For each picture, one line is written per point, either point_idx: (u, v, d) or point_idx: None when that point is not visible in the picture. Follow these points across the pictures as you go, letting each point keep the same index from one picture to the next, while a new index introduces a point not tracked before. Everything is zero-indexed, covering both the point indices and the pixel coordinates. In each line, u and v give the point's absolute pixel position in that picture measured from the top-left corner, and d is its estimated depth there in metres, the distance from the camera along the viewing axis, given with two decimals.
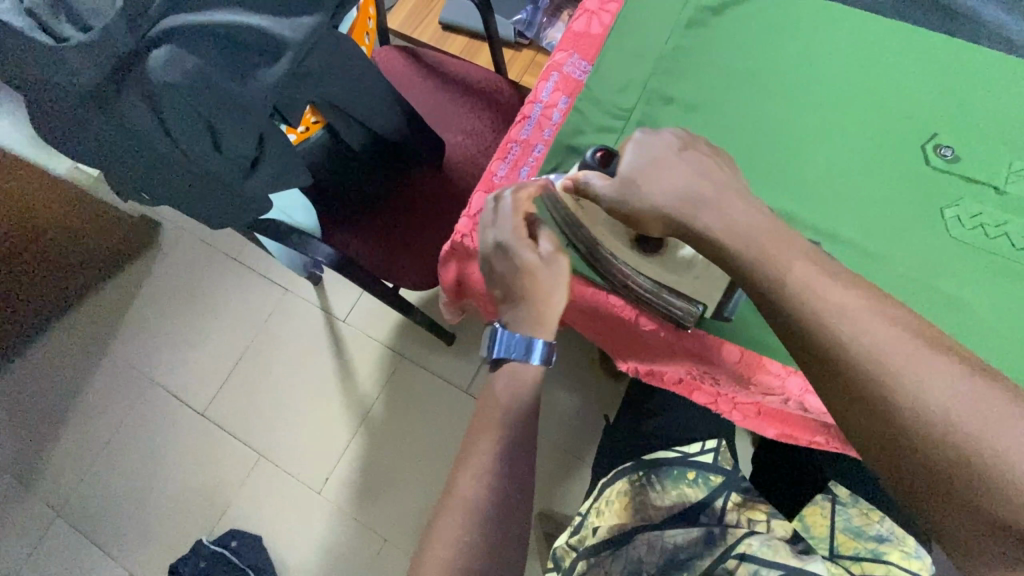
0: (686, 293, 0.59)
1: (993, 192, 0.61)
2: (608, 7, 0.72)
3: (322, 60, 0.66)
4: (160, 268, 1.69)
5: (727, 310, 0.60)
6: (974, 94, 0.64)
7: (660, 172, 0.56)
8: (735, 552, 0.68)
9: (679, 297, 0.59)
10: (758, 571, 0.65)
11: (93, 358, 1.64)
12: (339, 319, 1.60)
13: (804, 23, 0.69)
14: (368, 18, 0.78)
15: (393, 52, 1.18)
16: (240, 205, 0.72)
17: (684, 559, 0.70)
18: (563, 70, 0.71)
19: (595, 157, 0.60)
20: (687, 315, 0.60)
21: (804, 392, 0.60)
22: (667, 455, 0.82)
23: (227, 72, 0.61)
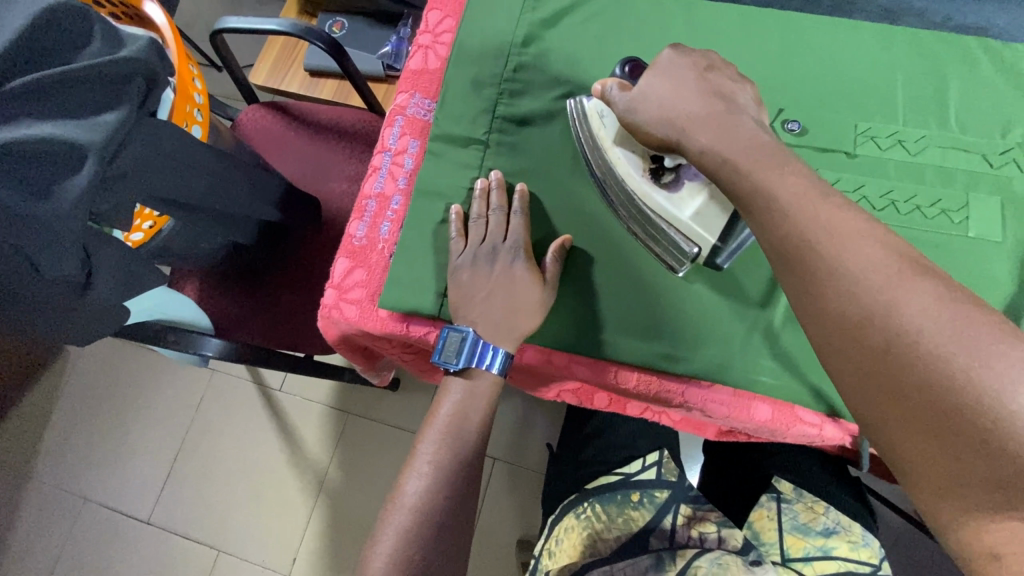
0: (684, 231, 0.54)
1: (846, 157, 0.61)
2: (439, 39, 0.70)
3: (136, 155, 0.61)
4: (67, 378, 1.56)
5: (722, 259, 0.55)
6: (810, 62, 0.65)
7: (673, 87, 0.51)
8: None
9: (677, 233, 0.54)
10: None
11: (15, 491, 1.49)
12: (274, 388, 1.52)
13: (636, 23, 0.68)
14: (194, 91, 0.73)
15: (258, 108, 1.12)
16: (88, 320, 0.66)
17: None
18: (406, 112, 0.68)
19: (625, 70, 0.56)
20: (683, 254, 0.55)
21: (705, 398, 0.57)
22: (609, 480, 0.80)
23: (24, 192, 0.54)
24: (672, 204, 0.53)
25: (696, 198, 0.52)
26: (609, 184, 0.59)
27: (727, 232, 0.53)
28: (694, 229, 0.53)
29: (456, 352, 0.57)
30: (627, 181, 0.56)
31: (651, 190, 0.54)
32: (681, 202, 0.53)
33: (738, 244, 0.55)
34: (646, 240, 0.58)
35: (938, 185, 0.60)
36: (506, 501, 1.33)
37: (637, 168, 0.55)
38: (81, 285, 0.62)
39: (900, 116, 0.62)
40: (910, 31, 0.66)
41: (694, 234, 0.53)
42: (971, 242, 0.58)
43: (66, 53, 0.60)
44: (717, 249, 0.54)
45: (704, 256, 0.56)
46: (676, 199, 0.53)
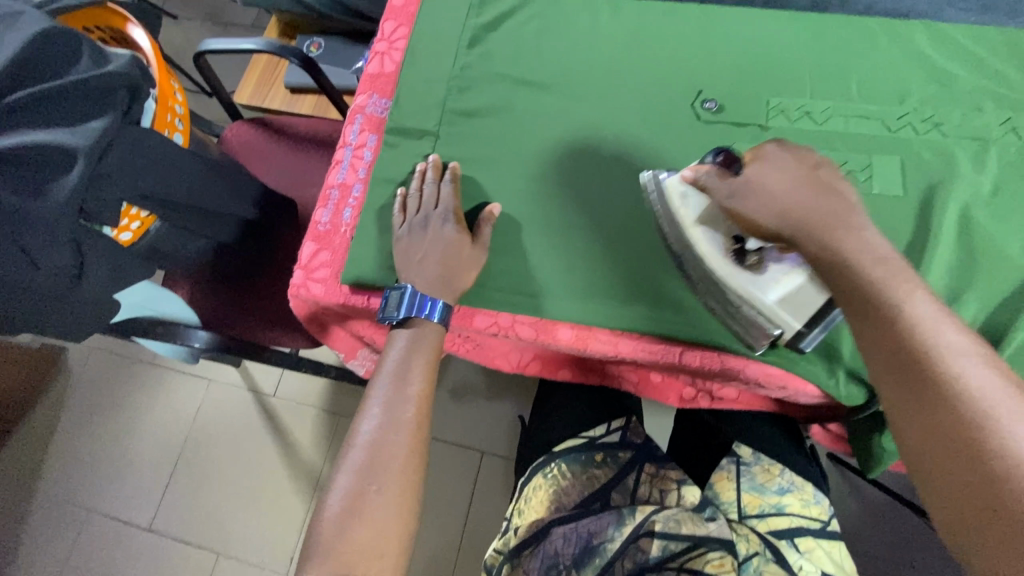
0: (771, 317, 0.57)
1: (760, 130, 0.68)
2: (394, 46, 0.77)
3: (122, 158, 0.67)
4: (70, 394, 1.62)
5: (807, 341, 0.59)
6: (725, 48, 0.72)
7: (775, 183, 0.53)
8: (644, 529, 0.66)
9: (764, 317, 0.57)
10: (666, 544, 0.64)
11: (20, 506, 1.54)
12: (269, 394, 1.58)
13: (570, 22, 0.76)
14: (176, 102, 0.80)
15: (242, 123, 1.20)
16: (83, 313, 0.72)
17: (597, 543, 0.66)
18: (365, 111, 0.75)
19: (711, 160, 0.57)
20: (764, 335, 0.59)
21: (636, 347, 0.64)
22: (576, 442, 0.85)
23: (21, 191, 0.61)
24: (760, 291, 0.56)
25: (783, 283, 0.56)
26: (689, 262, 0.61)
27: (815, 318, 0.56)
28: (780, 314, 0.56)
29: (397, 305, 0.63)
30: (708, 261, 0.58)
31: (736, 273, 0.57)
32: (766, 288, 0.56)
33: (827, 322, 0.58)
34: (725, 318, 0.61)
35: (845, 149, 0.66)
36: (494, 491, 1.37)
37: (722, 251, 0.57)
38: (75, 277, 0.68)
39: (808, 90, 0.69)
40: (816, 15, 0.73)
41: (779, 319, 0.56)
42: (876, 197, 0.64)
43: (60, 68, 0.67)
44: (801, 333, 0.58)
45: (786, 339, 0.59)
46: (763, 286, 0.56)
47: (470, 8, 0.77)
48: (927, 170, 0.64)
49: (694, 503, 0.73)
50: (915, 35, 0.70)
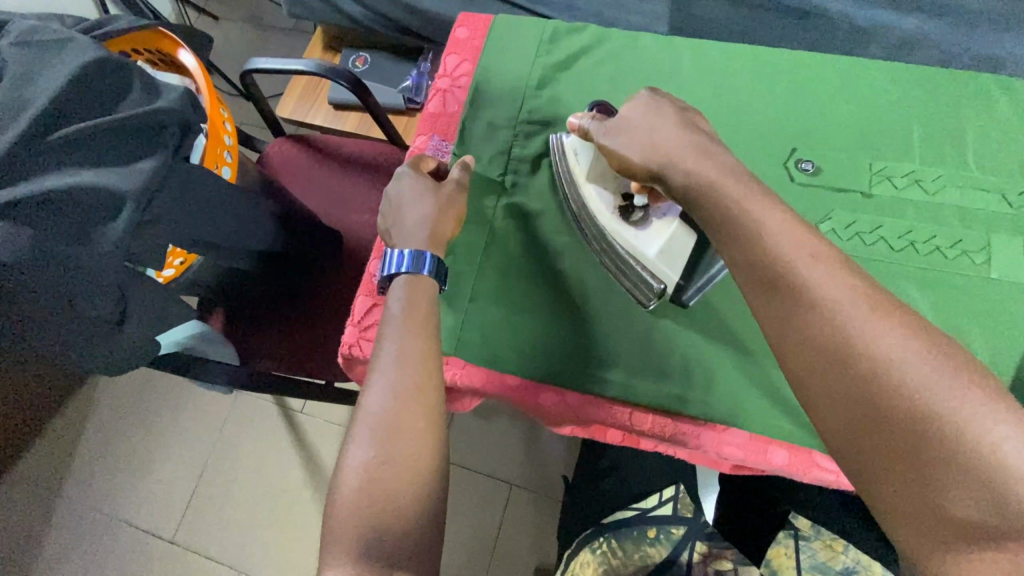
0: (653, 270, 0.58)
1: (862, 198, 0.61)
2: (458, 83, 0.72)
3: (171, 201, 0.64)
4: (98, 399, 1.61)
5: (688, 296, 0.60)
6: (821, 101, 0.65)
7: (652, 121, 0.56)
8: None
9: (645, 270, 0.58)
10: None
11: (44, 510, 1.53)
12: (295, 410, 1.55)
13: (649, 65, 0.70)
14: (225, 132, 0.76)
15: (285, 141, 1.16)
16: (121, 358, 0.69)
17: None
18: (425, 154, 0.70)
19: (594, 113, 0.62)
20: (652, 291, 0.59)
21: (720, 442, 0.56)
22: (626, 514, 0.80)
23: (66, 238, 0.58)
24: (642, 243, 0.57)
25: (663, 234, 0.57)
26: (584, 221, 0.63)
27: (690, 269, 0.58)
28: (660, 265, 0.57)
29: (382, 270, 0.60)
30: (599, 217, 0.60)
31: (622, 226, 0.58)
32: (649, 239, 0.57)
33: (705, 279, 0.59)
34: (615, 273, 0.62)
35: (958, 225, 0.59)
36: (523, 529, 1.31)
37: (609, 206, 0.60)
38: (117, 325, 0.65)
39: (916, 155, 0.62)
40: (925, 69, 0.66)
41: (659, 271, 0.57)
42: (994, 283, 0.57)
43: (108, 105, 0.64)
44: (683, 286, 0.59)
45: (671, 293, 0.60)
46: (644, 237, 0.58)
47: (540, 45, 0.72)
48: None
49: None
50: None
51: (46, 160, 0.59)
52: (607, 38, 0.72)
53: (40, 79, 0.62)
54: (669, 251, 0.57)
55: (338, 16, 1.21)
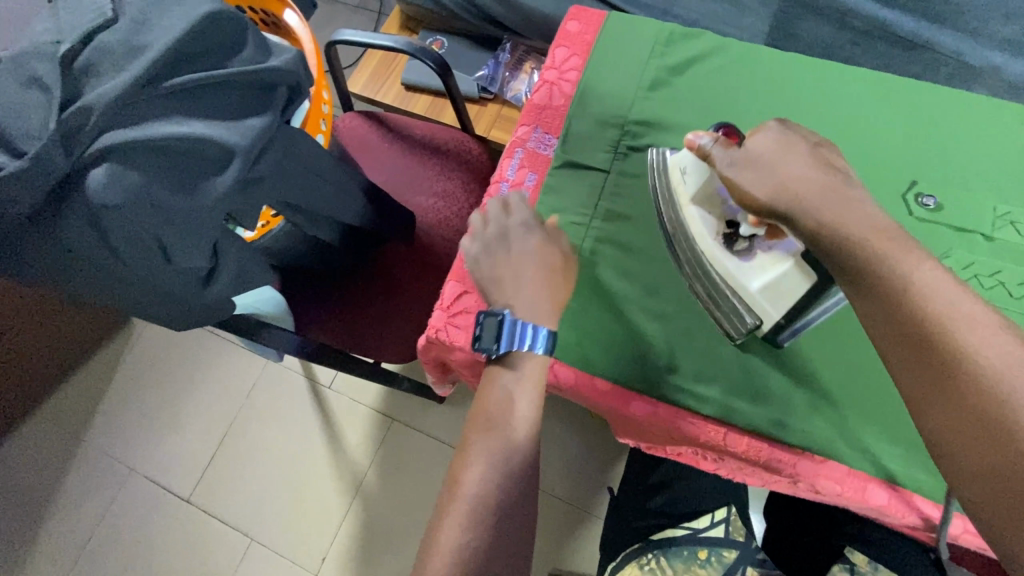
0: (752, 306, 0.55)
1: (981, 240, 0.59)
2: (566, 76, 0.71)
3: (275, 162, 0.63)
4: (129, 350, 1.60)
5: (785, 336, 0.56)
6: (947, 137, 0.63)
7: (781, 155, 0.50)
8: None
9: (742, 302, 0.55)
10: None
11: (65, 454, 1.53)
12: (323, 385, 1.54)
13: (767, 79, 0.68)
14: (322, 100, 0.76)
15: (356, 115, 1.15)
16: (202, 310, 0.69)
17: None
18: (527, 145, 0.69)
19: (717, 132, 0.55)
20: (743, 325, 0.57)
21: (816, 473, 0.54)
22: (675, 533, 0.77)
23: (175, 187, 0.57)
24: (744, 276, 0.54)
25: (767, 270, 0.53)
26: (680, 241, 0.59)
27: (795, 311, 0.54)
28: (757, 303, 0.55)
29: (496, 336, 0.56)
30: (701, 242, 0.56)
31: (722, 256, 0.55)
32: (754, 274, 0.54)
33: (802, 323, 0.56)
34: (706, 300, 0.59)
35: None
36: (543, 532, 1.29)
37: (715, 232, 0.55)
38: (203, 279, 0.65)
39: None
40: None
41: (757, 306, 0.55)
42: None
43: (221, 57, 0.63)
44: (781, 326, 0.55)
45: (766, 331, 0.57)
46: (748, 271, 0.54)
47: (654, 47, 0.70)
48: None
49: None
50: None
51: (163, 108, 0.58)
52: (724, 48, 0.70)
53: (159, 24, 0.61)
54: (771, 291, 0.53)
55: None
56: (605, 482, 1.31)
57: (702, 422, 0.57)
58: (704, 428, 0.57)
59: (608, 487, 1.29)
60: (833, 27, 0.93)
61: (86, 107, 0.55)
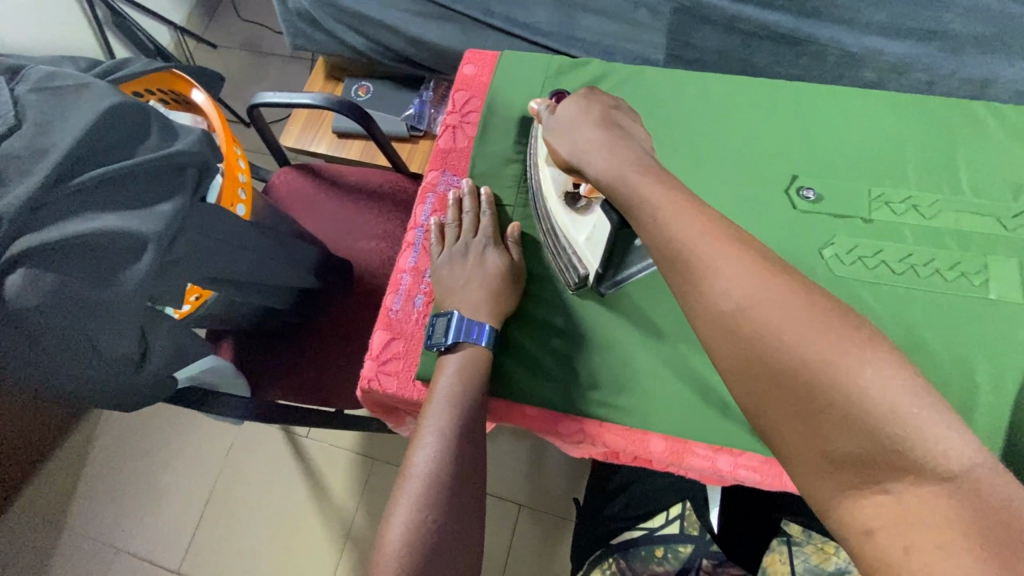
0: (580, 256, 0.63)
1: (862, 223, 0.63)
2: (466, 119, 0.75)
3: (191, 241, 0.65)
4: (103, 428, 1.60)
5: (609, 285, 0.64)
6: (818, 131, 0.68)
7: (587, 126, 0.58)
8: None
9: (574, 253, 0.64)
10: None
11: (47, 543, 1.51)
12: (301, 435, 1.55)
13: (652, 95, 0.72)
14: (238, 170, 0.78)
15: (289, 170, 1.17)
16: (143, 393, 0.70)
17: None
18: (437, 189, 0.72)
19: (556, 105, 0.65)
20: (573, 276, 0.64)
21: (736, 466, 0.58)
22: (632, 535, 0.80)
23: (90, 281, 0.59)
24: (571, 228, 0.63)
25: (589, 222, 0.62)
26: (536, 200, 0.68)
27: (616, 260, 0.62)
28: (585, 253, 0.62)
29: (445, 332, 0.60)
30: (546, 198, 0.66)
31: (560, 211, 0.64)
32: (577, 228, 0.63)
33: (631, 270, 0.64)
34: (552, 254, 0.66)
35: (956, 249, 0.62)
36: (534, 550, 1.31)
37: (557, 189, 0.64)
38: (136, 363, 0.66)
39: (912, 182, 0.65)
40: (917, 98, 0.68)
41: (582, 255, 0.63)
42: (990, 303, 0.59)
43: (128, 148, 0.66)
44: (602, 277, 0.63)
45: (592, 282, 0.64)
46: (572, 223, 0.63)
47: (545, 81, 0.74)
48: None
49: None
50: None
51: (69, 204, 0.60)
52: (610, 73, 0.75)
53: (61, 124, 0.63)
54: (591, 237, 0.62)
55: (340, 46, 1.22)
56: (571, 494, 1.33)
57: (622, 431, 0.60)
58: (625, 436, 0.60)
59: (574, 500, 1.32)
60: (723, 32, 0.98)
61: None
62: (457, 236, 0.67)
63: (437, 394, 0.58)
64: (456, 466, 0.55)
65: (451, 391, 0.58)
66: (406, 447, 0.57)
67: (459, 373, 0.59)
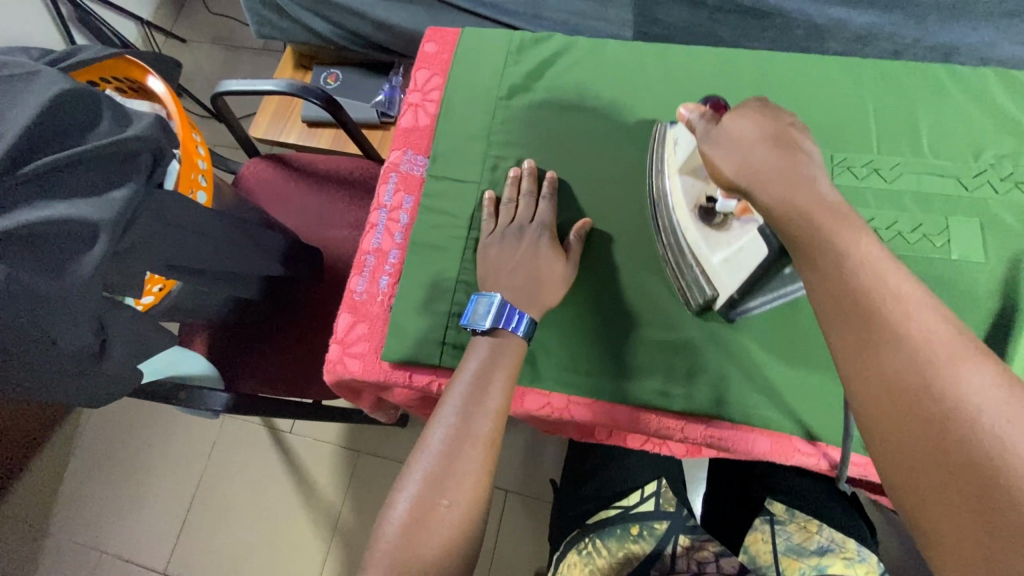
0: (708, 278, 0.57)
1: None
2: (429, 97, 0.74)
3: (147, 228, 0.64)
4: (82, 431, 1.57)
5: (742, 311, 0.58)
6: (780, 99, 0.68)
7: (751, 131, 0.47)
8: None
9: (702, 274, 0.58)
10: None
11: (29, 550, 1.49)
12: (284, 431, 1.53)
13: (615, 68, 0.72)
14: (198, 157, 0.77)
15: (258, 160, 1.15)
16: (105, 387, 0.69)
17: None
18: (400, 169, 0.71)
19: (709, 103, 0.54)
20: (701, 296, 0.59)
21: (704, 434, 0.60)
22: (609, 513, 0.80)
23: (41, 271, 0.57)
24: (702, 248, 0.56)
25: (727, 246, 0.54)
26: (663, 206, 0.62)
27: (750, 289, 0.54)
28: (715, 276, 0.56)
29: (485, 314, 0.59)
30: (677, 208, 0.60)
31: (690, 224, 0.57)
32: (709, 249, 0.56)
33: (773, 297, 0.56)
34: (678, 268, 0.62)
35: (918, 210, 0.62)
36: (521, 534, 1.31)
37: (690, 202, 0.58)
38: (96, 354, 0.65)
39: (873, 145, 0.65)
40: (878, 62, 0.68)
41: (713, 278, 0.57)
42: (953, 263, 0.60)
43: (78, 134, 0.64)
44: (733, 303, 0.57)
45: (721, 307, 0.58)
46: (704, 243, 0.56)
47: (508, 56, 0.74)
48: (1008, 234, 0.60)
49: (733, 568, 0.69)
50: (989, 83, 0.66)
51: (12, 193, 0.58)
52: (573, 46, 0.74)
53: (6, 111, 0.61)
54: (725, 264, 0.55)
55: (306, 33, 1.20)
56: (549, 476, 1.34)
57: (593, 403, 0.61)
58: (595, 408, 0.61)
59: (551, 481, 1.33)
60: (690, 7, 0.97)
61: None
62: (513, 216, 0.65)
63: (462, 376, 0.57)
64: (469, 451, 0.53)
65: (478, 374, 0.57)
66: (423, 423, 0.56)
67: (487, 359, 0.58)
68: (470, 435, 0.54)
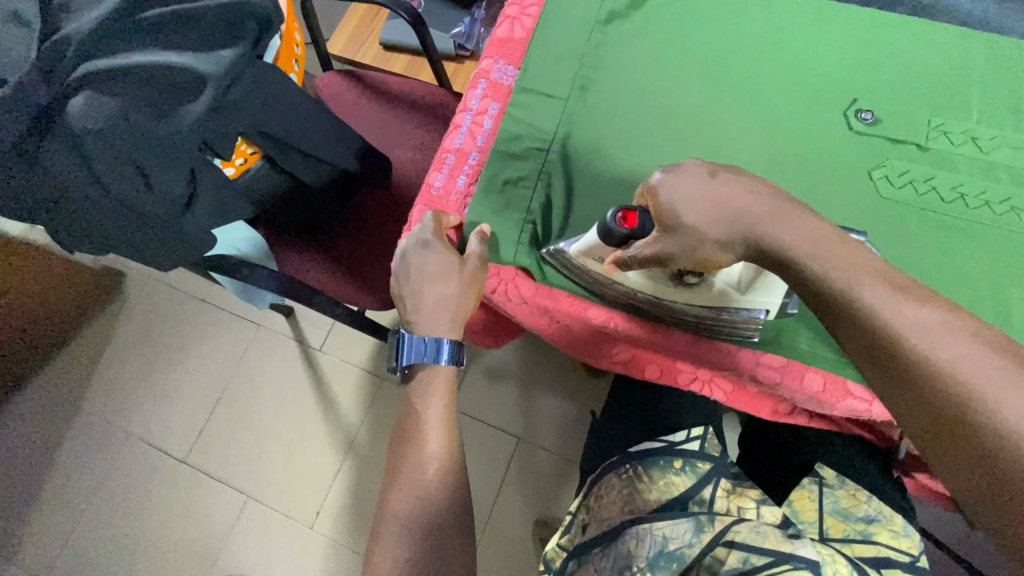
0: (750, 308, 0.59)
1: (916, 149, 0.63)
2: (527, 11, 0.74)
3: (246, 90, 0.67)
4: (123, 316, 1.64)
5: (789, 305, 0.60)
6: (884, 58, 0.67)
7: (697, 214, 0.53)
8: (724, 538, 0.62)
9: (743, 313, 0.59)
10: (749, 557, 0.60)
11: (64, 419, 1.57)
12: (314, 348, 1.58)
13: (718, 7, 0.71)
14: (295, 42, 0.80)
15: (333, 73, 1.17)
16: (186, 246, 0.72)
17: (674, 550, 0.63)
18: (490, 76, 0.73)
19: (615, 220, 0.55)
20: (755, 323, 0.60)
21: (758, 364, 0.61)
22: (652, 445, 0.78)
23: (151, 113, 0.61)
24: (731, 296, 0.58)
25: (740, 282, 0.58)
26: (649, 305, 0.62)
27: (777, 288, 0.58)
28: (755, 300, 0.58)
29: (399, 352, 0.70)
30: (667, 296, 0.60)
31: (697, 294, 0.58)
32: (734, 292, 0.58)
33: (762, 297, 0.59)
34: (706, 329, 0.62)
35: (1009, 184, 0.61)
36: (529, 480, 1.34)
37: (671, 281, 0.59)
38: (183, 207, 0.68)
39: (975, 114, 0.64)
40: (993, 36, 0.66)
41: (757, 304, 0.58)
42: None
43: None
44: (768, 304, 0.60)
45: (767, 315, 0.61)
46: (725, 292, 0.58)
47: None
48: None
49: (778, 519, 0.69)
50: None
51: (129, 39, 0.61)
52: None
53: None
54: (737, 287, 0.58)
55: None
56: (566, 431, 1.36)
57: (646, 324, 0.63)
58: (648, 328, 0.63)
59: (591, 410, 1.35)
60: None
61: (66, 37, 0.58)
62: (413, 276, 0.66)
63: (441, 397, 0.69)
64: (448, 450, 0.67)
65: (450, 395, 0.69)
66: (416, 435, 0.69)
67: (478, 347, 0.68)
68: (425, 461, 0.66)
